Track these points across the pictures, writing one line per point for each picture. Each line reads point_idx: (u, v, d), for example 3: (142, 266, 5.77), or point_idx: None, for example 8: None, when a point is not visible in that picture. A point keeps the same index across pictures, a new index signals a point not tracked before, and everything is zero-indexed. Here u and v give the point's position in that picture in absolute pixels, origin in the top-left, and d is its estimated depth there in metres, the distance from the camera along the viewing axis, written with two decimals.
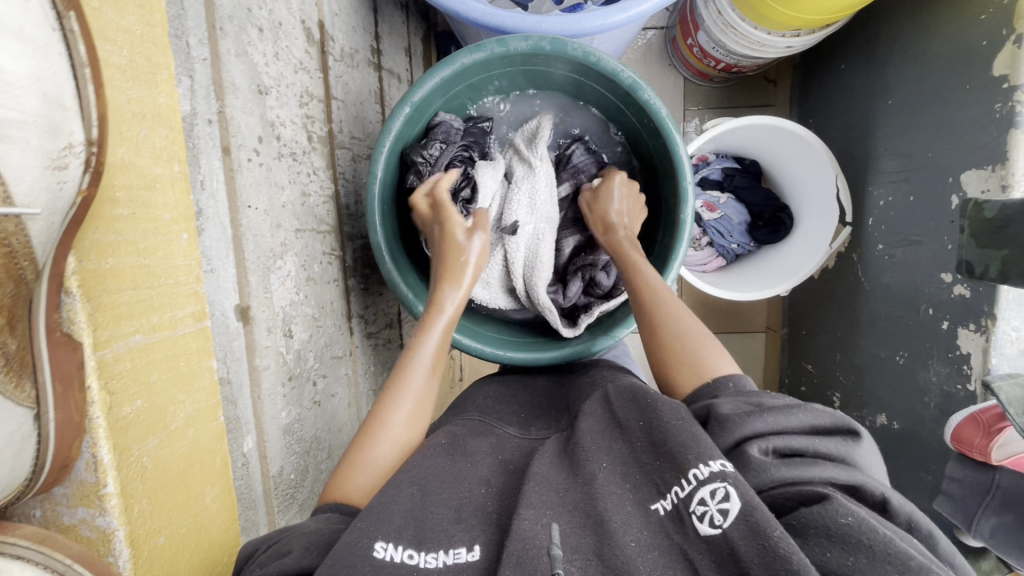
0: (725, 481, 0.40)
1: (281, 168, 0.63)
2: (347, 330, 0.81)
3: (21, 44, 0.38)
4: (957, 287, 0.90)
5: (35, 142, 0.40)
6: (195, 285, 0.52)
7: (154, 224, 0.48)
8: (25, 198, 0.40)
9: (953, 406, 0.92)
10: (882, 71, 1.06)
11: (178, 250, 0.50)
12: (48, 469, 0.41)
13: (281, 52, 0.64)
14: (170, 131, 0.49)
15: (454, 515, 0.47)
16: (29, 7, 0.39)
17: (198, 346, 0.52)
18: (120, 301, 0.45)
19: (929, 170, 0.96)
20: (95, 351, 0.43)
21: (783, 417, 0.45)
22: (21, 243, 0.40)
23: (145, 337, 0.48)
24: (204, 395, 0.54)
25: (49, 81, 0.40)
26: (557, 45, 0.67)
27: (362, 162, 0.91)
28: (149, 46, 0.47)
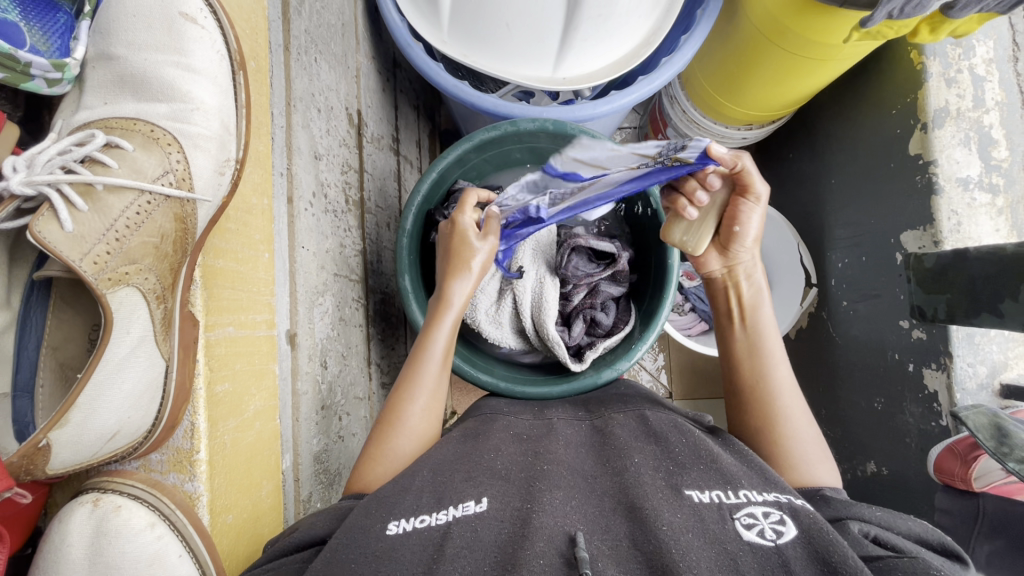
0: (779, 510, 0.47)
1: (326, 221, 0.73)
2: (367, 374, 0.86)
3: (213, 87, 0.56)
4: (915, 332, 1.01)
5: (213, 151, 0.56)
6: (269, 297, 0.61)
7: (249, 241, 0.59)
8: (201, 188, 0.55)
9: (932, 444, 0.98)
10: (822, 157, 1.26)
11: (261, 265, 0.60)
12: (162, 424, 0.50)
13: (332, 128, 0.77)
14: (264, 171, 0.62)
15: (465, 474, 0.53)
16: (221, 64, 0.56)
17: (268, 350, 0.60)
18: (224, 296, 0.56)
19: (875, 234, 1.11)
20: (206, 331, 0.53)
21: (893, 521, 0.52)
22: (192, 224, 0.55)
23: (235, 330, 0.56)
24: (269, 395, 0.60)
25: (226, 113, 0.56)
26: (558, 125, 0.83)
27: (383, 228, 1.02)
28: (257, 110, 0.61)
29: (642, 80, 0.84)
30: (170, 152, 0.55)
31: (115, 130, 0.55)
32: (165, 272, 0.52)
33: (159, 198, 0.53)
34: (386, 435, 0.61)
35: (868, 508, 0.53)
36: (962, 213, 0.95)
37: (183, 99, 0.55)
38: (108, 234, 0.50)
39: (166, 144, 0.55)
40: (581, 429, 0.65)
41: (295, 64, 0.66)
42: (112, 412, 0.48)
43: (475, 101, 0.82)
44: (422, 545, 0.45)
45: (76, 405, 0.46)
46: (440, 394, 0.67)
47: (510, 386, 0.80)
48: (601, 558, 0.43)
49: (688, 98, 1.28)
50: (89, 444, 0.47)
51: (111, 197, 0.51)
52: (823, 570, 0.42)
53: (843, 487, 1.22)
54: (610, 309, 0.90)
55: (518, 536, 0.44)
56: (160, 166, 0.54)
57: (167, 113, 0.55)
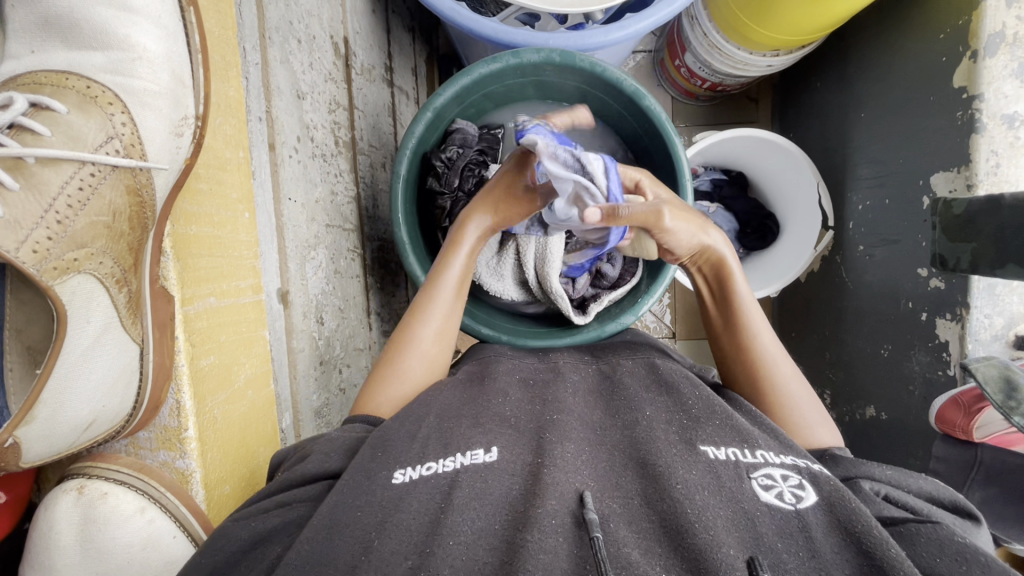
0: (798, 473, 0.47)
1: (314, 167, 0.68)
2: (367, 324, 0.85)
3: (156, 30, 0.49)
4: (932, 281, 0.97)
5: (164, 110, 0.50)
6: (253, 261, 0.58)
7: (224, 202, 0.55)
8: (155, 156, 0.50)
9: (935, 391, 0.98)
10: (854, 87, 1.16)
11: (241, 227, 0.57)
12: (145, 404, 0.49)
13: (315, 62, 0.70)
14: (238, 122, 0.57)
15: (472, 419, 0.54)
16: (165, 1, 0.50)
17: (255, 316, 0.58)
18: (201, 265, 0.53)
19: (901, 175, 1.05)
20: (182, 306, 0.51)
21: (903, 480, 0.51)
22: (149, 196, 0.49)
23: (218, 300, 0.54)
24: (259, 360, 0.59)
25: (176, 59, 0.50)
26: (566, 56, 0.73)
27: (378, 169, 0.97)
28: (224, 47, 0.54)
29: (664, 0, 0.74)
30: (113, 113, 0.48)
31: (43, 87, 0.48)
32: (123, 252, 0.48)
33: (105, 168, 0.47)
34: (397, 359, 0.62)
35: (879, 467, 0.53)
36: (1002, 153, 0.88)
37: (121, 46, 0.49)
38: (47, 216, 0.44)
39: (106, 103, 0.48)
40: (588, 373, 0.66)
41: None
42: (84, 399, 0.45)
43: (471, 26, 0.72)
44: (431, 491, 0.45)
45: (41, 401, 0.42)
46: (452, 313, 0.68)
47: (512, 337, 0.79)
48: (611, 519, 0.43)
49: (710, 19, 1.16)
50: (63, 436, 0.45)
51: (47, 170, 0.45)
52: (845, 539, 0.41)
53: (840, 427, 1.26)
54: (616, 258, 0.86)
55: (530, 493, 0.44)
56: (102, 132, 0.48)
57: (105, 64, 0.49)
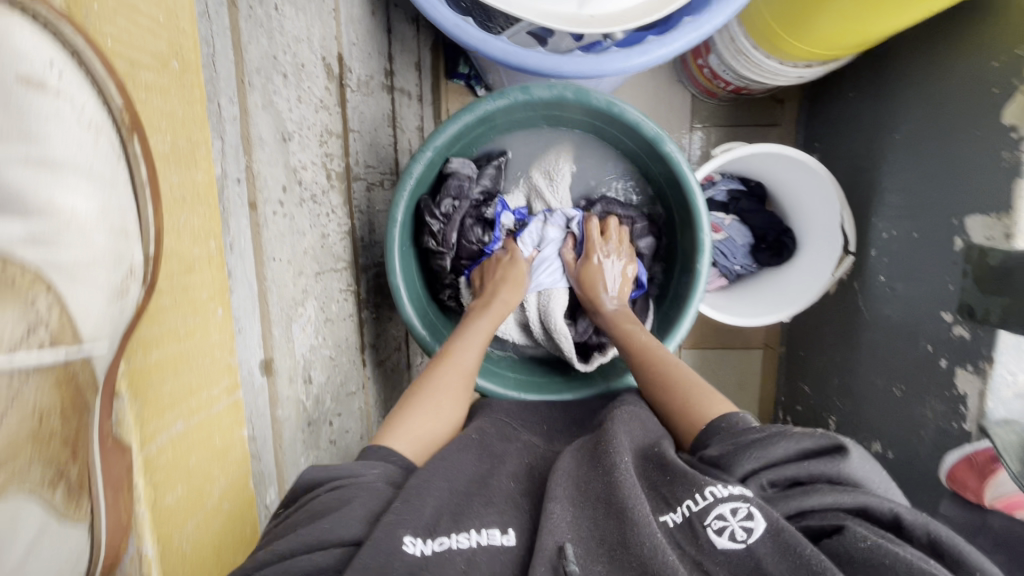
0: (746, 503, 0.47)
1: (303, 214, 0.63)
2: (361, 363, 0.81)
3: (89, 183, 0.39)
4: (956, 328, 0.92)
5: (102, 276, 0.39)
6: (229, 358, 0.51)
7: (193, 306, 0.47)
8: (92, 331, 0.38)
9: (947, 442, 0.94)
10: (892, 105, 1.07)
11: (213, 328, 0.49)
12: (103, 564, 0.40)
13: (304, 94, 0.63)
14: (207, 208, 0.47)
15: (467, 494, 0.55)
16: (98, 144, 0.39)
17: (231, 420, 0.52)
18: (163, 393, 0.46)
19: (933, 211, 0.97)
20: (142, 447, 0.43)
21: (770, 445, 0.53)
22: (87, 373, 0.38)
23: (184, 423, 0.48)
24: (236, 465, 0.53)
25: (115, 213, 0.40)
26: (580, 95, 0.67)
27: (376, 189, 0.91)
28: (190, 126, 0.45)
29: (689, 24, 0.72)
30: (34, 296, 0.35)
31: None
32: (57, 448, 0.37)
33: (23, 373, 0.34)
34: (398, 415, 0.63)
35: (747, 450, 0.54)
36: None
37: (41, 212, 0.37)
38: None
39: (24, 284, 0.35)
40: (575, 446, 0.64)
41: (246, 19, 0.51)
42: None
43: (483, 49, 0.73)
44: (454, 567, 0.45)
45: None
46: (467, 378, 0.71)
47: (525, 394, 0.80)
48: None
49: (739, 23, 1.07)
50: None
51: None
52: (796, 566, 0.44)
53: None
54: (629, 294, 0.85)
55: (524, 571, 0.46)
56: (22, 320, 0.35)
57: (23, 234, 0.36)
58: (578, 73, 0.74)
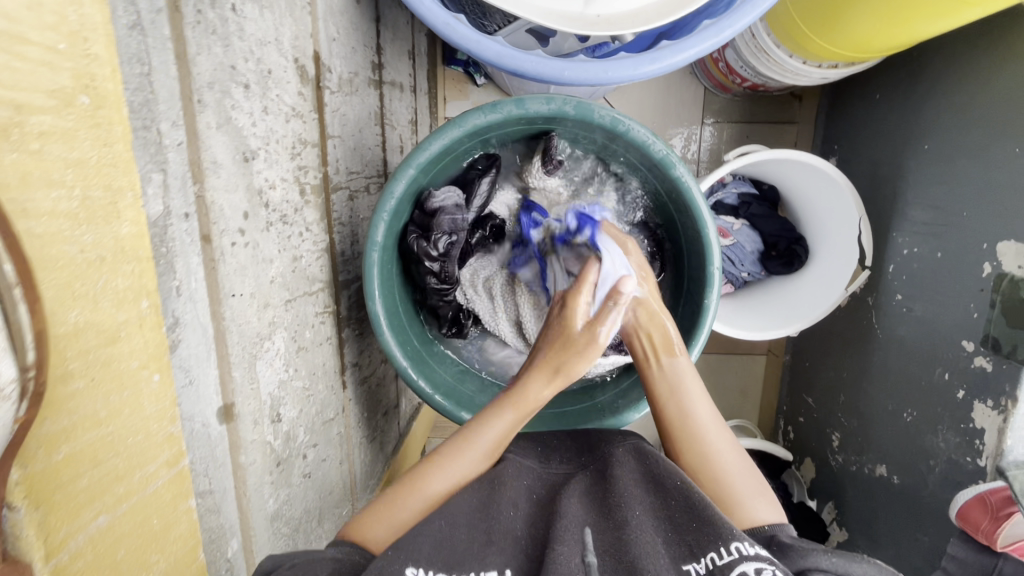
0: (769, 564, 0.46)
1: (269, 240, 0.57)
2: (340, 387, 0.76)
3: None
4: (977, 359, 0.87)
5: None
6: (169, 428, 0.38)
7: (116, 381, 0.34)
8: None
9: (959, 476, 0.90)
10: (924, 111, 0.99)
11: (145, 397, 0.36)
12: None
13: (271, 104, 0.57)
14: (137, 263, 0.35)
15: (484, 537, 0.53)
16: None
17: (173, 493, 0.39)
18: (78, 490, 0.32)
19: (962, 230, 0.91)
20: (47, 564, 0.30)
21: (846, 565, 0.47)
22: None
23: (110, 517, 0.34)
24: (181, 543, 0.41)
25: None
26: (581, 109, 0.60)
27: (359, 196, 0.84)
28: (108, 171, 0.33)
29: (707, 29, 0.65)
30: None
31: None
32: None
33: None
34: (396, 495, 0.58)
35: (823, 551, 0.49)
36: None
37: None
38: None
39: None
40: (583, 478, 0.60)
41: (196, 28, 0.44)
42: None
43: (473, 50, 0.65)
44: None
45: None
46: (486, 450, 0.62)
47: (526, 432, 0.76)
48: None
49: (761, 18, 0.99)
50: None
51: None
52: None
53: (846, 475, 1.19)
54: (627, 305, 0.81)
55: None
56: None
57: None
58: (580, 80, 0.67)
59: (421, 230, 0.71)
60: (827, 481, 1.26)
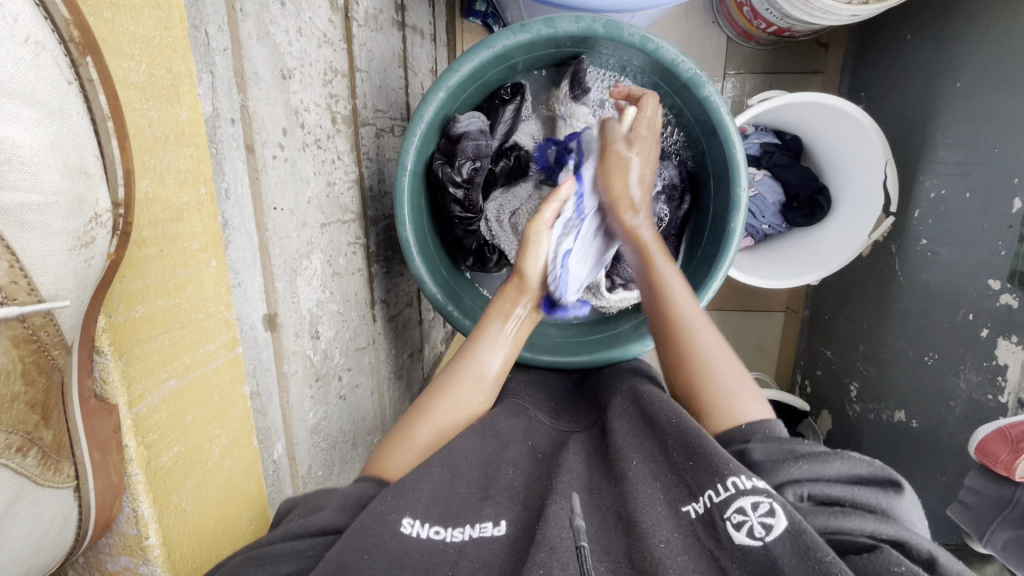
0: (768, 498, 0.44)
1: (306, 160, 0.59)
2: (370, 319, 0.79)
3: (31, 113, 0.32)
4: (1003, 296, 0.87)
5: (58, 224, 0.34)
6: (225, 313, 0.48)
7: (183, 258, 0.43)
8: (53, 288, 0.35)
9: (979, 414, 0.91)
10: (956, 49, 0.97)
11: (207, 280, 0.46)
12: (92, 531, 0.40)
13: (305, 26, 0.58)
14: (195, 148, 0.42)
15: (481, 491, 0.53)
16: (40, 64, 0.32)
17: (231, 376, 0.50)
18: (152, 350, 0.42)
19: (993, 167, 0.90)
20: (130, 409, 0.41)
21: (823, 468, 0.49)
22: (51, 336, 0.36)
23: (179, 380, 0.45)
24: (238, 424, 0.52)
25: (69, 149, 0.34)
26: (610, 28, 0.60)
27: (385, 135, 0.85)
28: (169, 54, 0.39)
29: None
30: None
31: None
32: (22, 415, 0.35)
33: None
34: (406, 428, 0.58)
35: (793, 458, 0.50)
36: None
37: None
38: None
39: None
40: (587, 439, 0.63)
41: None
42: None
43: None
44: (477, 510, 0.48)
45: None
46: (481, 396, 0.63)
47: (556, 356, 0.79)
48: None
49: None
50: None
51: None
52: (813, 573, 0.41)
53: (863, 423, 1.21)
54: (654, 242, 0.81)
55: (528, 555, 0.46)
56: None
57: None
58: None
59: (446, 158, 0.73)
60: (844, 430, 1.28)
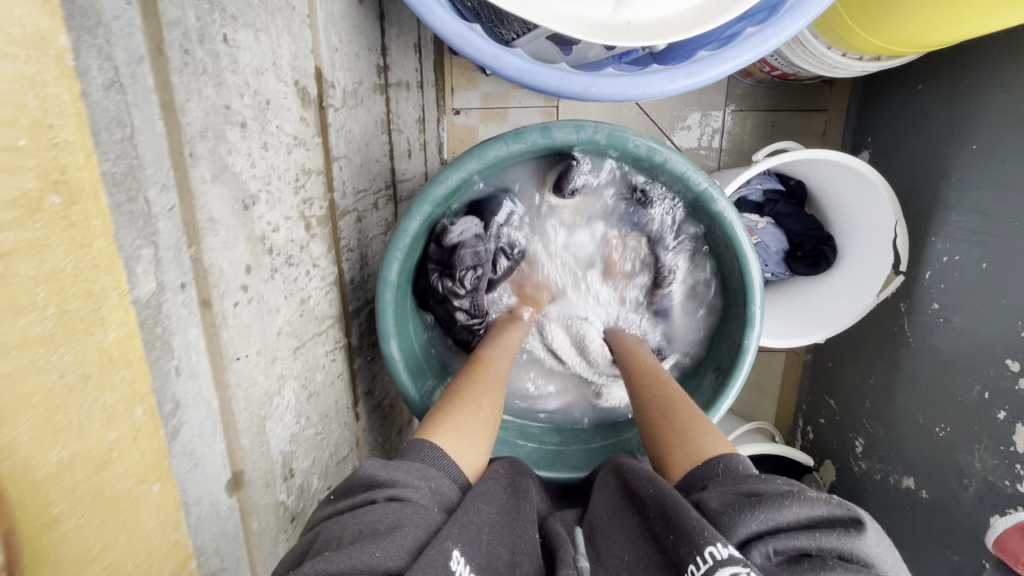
0: (745, 567, 0.41)
1: (275, 288, 0.52)
2: (353, 421, 0.73)
3: None
4: (1022, 380, 0.83)
5: None
6: (173, 535, 0.35)
7: (110, 506, 0.30)
8: None
9: (995, 498, 0.87)
10: (973, 109, 0.92)
11: (144, 512, 0.33)
12: None
13: (270, 139, 0.51)
14: (129, 369, 0.31)
15: (510, 557, 0.49)
16: None
17: None
18: None
19: (1012, 241, 0.85)
20: None
21: (777, 511, 0.45)
22: None
23: None
24: None
25: None
26: (614, 139, 0.54)
27: (368, 214, 0.79)
28: (90, 274, 0.28)
29: (751, 38, 0.59)
30: None
31: None
32: None
33: None
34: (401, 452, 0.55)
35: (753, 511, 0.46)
36: None
37: None
38: None
39: None
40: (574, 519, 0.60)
41: (183, 71, 0.38)
42: None
43: (494, 68, 0.60)
44: None
45: None
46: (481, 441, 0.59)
47: (554, 472, 0.73)
48: None
49: None
50: None
51: None
52: None
53: (868, 482, 1.17)
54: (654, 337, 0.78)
55: None
56: None
57: None
58: (607, 97, 0.61)
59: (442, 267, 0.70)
60: (847, 485, 1.24)
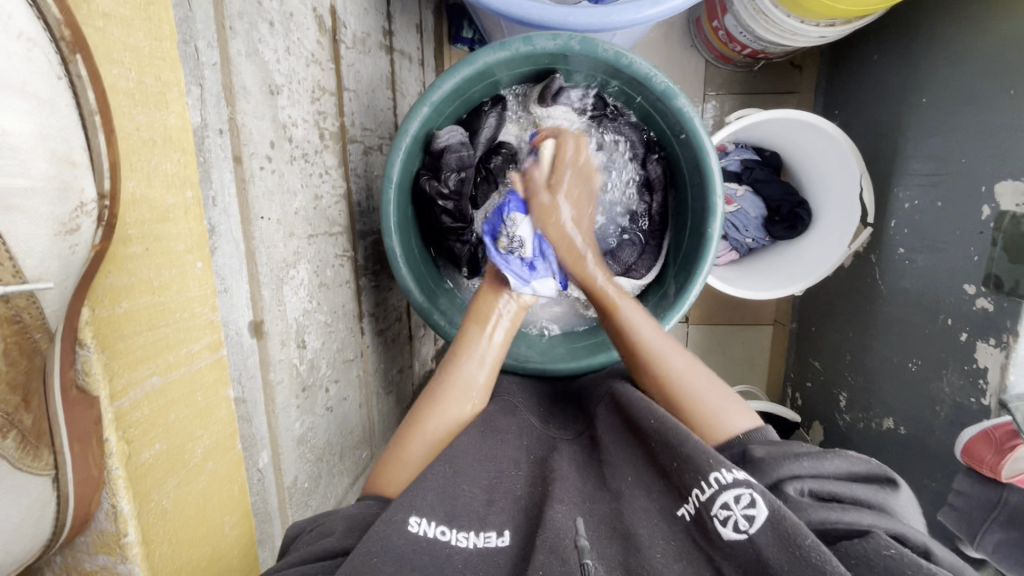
0: (750, 489, 0.45)
1: (294, 172, 0.60)
2: (359, 331, 0.80)
3: (20, 102, 0.33)
4: (979, 300, 0.89)
5: (43, 210, 0.36)
6: (210, 315, 0.50)
7: (167, 258, 0.45)
8: (35, 271, 0.36)
9: (965, 418, 0.92)
10: (922, 67, 1.01)
11: (192, 282, 0.47)
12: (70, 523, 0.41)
13: (292, 46, 0.60)
14: (183, 154, 0.45)
15: (484, 498, 0.54)
16: (32, 57, 0.34)
17: (214, 377, 0.51)
18: (136, 345, 0.44)
19: (962, 177, 0.93)
20: (111, 403, 0.42)
21: (821, 464, 0.51)
22: (32, 317, 0.37)
23: (162, 378, 0.46)
24: (221, 427, 0.53)
25: (56, 138, 0.35)
26: (586, 45, 0.66)
27: (374, 153, 0.88)
28: (159, 63, 0.42)
29: None
30: None
31: None
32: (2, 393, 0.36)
33: None
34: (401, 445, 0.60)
35: (795, 457, 0.51)
36: None
37: None
38: None
39: None
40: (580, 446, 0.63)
41: None
42: None
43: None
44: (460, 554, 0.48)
45: None
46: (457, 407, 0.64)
47: (538, 363, 0.80)
48: None
49: None
50: None
51: None
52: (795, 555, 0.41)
53: (853, 433, 1.21)
54: (635, 245, 0.84)
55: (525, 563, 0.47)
56: None
57: None
58: (584, 27, 0.66)
59: (432, 173, 0.76)
60: (834, 441, 1.28)
